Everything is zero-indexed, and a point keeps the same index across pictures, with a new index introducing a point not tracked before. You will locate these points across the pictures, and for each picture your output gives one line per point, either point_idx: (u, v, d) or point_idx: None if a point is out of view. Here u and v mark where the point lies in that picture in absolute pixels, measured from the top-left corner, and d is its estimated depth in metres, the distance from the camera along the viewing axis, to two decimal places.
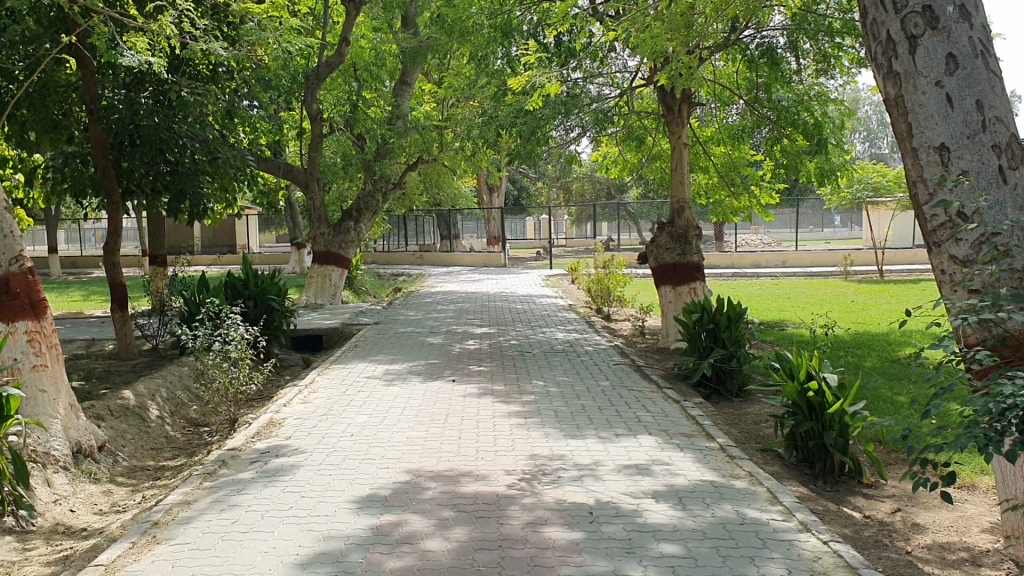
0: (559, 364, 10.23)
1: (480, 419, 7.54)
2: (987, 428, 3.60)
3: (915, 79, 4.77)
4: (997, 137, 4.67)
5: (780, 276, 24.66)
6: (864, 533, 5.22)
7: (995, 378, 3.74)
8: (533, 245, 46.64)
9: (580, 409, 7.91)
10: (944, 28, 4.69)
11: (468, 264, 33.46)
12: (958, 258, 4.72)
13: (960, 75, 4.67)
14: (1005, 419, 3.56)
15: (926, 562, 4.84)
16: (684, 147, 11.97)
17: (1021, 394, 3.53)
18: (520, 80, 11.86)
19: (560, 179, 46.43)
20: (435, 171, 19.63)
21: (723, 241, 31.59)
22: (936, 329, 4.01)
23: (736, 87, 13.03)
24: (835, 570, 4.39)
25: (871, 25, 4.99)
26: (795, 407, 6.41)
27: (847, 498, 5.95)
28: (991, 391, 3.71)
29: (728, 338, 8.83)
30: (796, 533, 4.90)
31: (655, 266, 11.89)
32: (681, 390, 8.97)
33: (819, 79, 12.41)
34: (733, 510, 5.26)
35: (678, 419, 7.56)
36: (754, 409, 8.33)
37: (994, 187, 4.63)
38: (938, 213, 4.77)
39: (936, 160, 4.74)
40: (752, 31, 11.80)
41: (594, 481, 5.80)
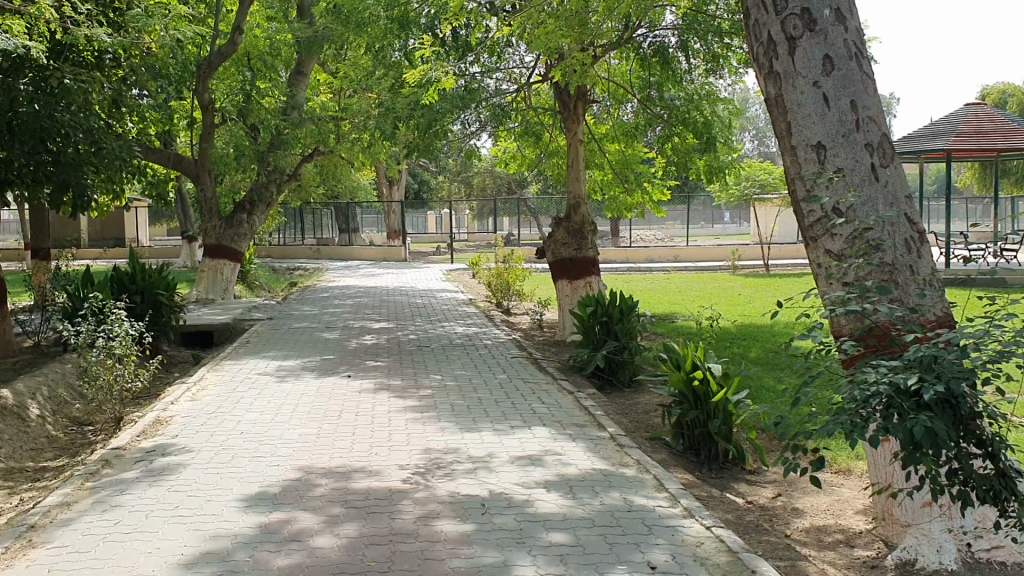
0: (455, 358, 10.21)
1: (374, 415, 7.48)
2: (853, 414, 3.56)
3: (794, 79, 4.97)
4: (870, 136, 4.89)
5: (672, 271, 25.24)
6: (746, 518, 5.40)
7: (861, 367, 3.74)
8: (433, 240, 46.55)
9: (476, 403, 7.91)
10: (821, 30, 4.91)
11: (366, 259, 33.06)
12: (832, 252, 4.94)
13: (836, 76, 4.89)
14: (869, 406, 3.55)
15: (804, 546, 5.07)
16: (580, 143, 12.10)
17: (882, 380, 3.51)
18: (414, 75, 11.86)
19: (460, 172, 46.38)
20: (332, 164, 19.43)
21: (618, 237, 32.12)
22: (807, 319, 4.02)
23: (630, 86, 13.19)
24: (717, 555, 4.52)
25: (753, 26, 5.18)
26: (682, 396, 6.61)
27: (731, 485, 6.16)
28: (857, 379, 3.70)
29: (621, 331, 9.07)
30: (681, 519, 5.03)
31: (552, 261, 12.00)
32: (576, 382, 9.09)
33: (708, 78, 12.61)
34: (621, 498, 5.36)
35: (572, 411, 7.64)
36: (645, 399, 8.51)
37: (866, 185, 4.87)
38: (815, 209, 4.97)
39: (813, 158, 4.96)
40: (645, 30, 12.05)
41: (487, 474, 5.83)
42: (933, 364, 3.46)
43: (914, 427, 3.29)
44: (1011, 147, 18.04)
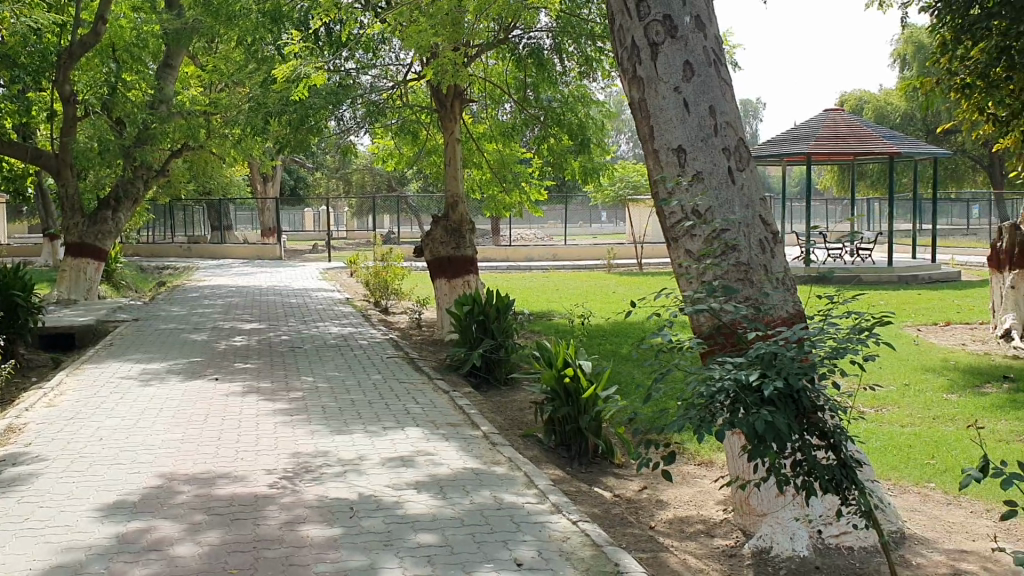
0: (329, 359, 10.06)
1: (242, 419, 7.29)
2: (700, 410, 3.54)
3: (656, 84, 5.12)
4: (727, 140, 5.08)
5: (550, 270, 25.52)
6: (612, 511, 5.52)
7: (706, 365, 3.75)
8: (311, 238, 45.72)
9: (349, 404, 7.81)
10: (681, 37, 5.06)
11: (240, 257, 32.18)
12: (692, 252, 5.11)
13: (695, 81, 5.06)
14: (715, 401, 3.53)
15: (666, 537, 5.25)
16: (457, 142, 12.09)
17: (726, 375, 3.50)
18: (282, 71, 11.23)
19: (339, 169, 45.73)
20: (202, 160, 18.87)
21: (498, 236, 32.28)
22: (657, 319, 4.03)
23: (507, 85, 13.27)
24: (582, 549, 4.60)
25: (618, 31, 5.30)
26: (554, 393, 6.70)
27: (600, 479, 6.29)
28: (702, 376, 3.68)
29: (497, 329, 9.12)
30: (548, 515, 5.09)
31: (431, 260, 11.91)
32: (451, 381, 9.09)
33: (582, 81, 12.82)
34: (491, 496, 5.39)
35: (445, 410, 7.64)
36: (520, 397, 8.59)
37: (723, 188, 5.05)
38: (676, 211, 5.13)
39: (674, 161, 5.11)
40: (520, 32, 12.14)
41: (356, 476, 5.77)
42: (772, 361, 3.50)
43: (758, 421, 3.30)
44: (865, 151, 18.91)
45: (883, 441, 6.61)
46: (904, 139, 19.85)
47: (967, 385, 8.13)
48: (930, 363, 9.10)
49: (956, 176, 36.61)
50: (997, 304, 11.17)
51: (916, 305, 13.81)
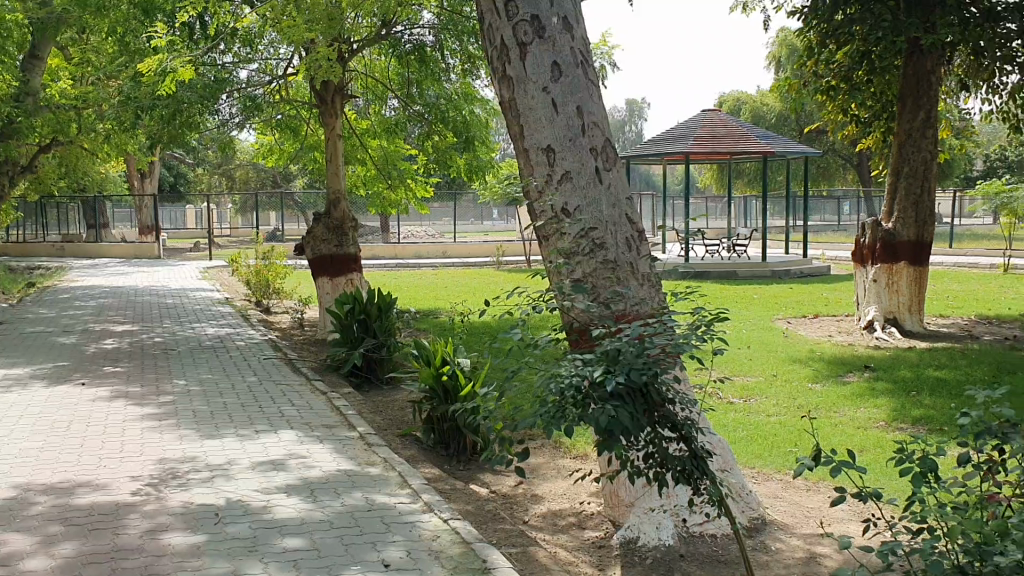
0: (204, 361, 9.79)
1: (108, 425, 7.03)
2: (547, 407, 3.43)
3: (525, 84, 5.15)
4: (594, 141, 5.15)
5: (439, 267, 25.49)
6: (485, 508, 5.54)
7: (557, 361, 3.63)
8: (193, 235, 44.40)
9: (222, 408, 7.62)
10: (549, 38, 5.11)
11: (117, 256, 30.99)
12: (562, 250, 5.15)
13: (563, 82, 5.11)
14: (563, 399, 3.42)
15: (540, 531, 5.30)
16: (338, 138, 11.90)
17: (572, 372, 3.40)
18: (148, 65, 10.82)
19: (221, 165, 44.57)
20: (72, 155, 18.19)
21: (387, 233, 32.02)
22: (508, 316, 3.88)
23: (389, 81, 13.17)
24: (451, 548, 4.61)
25: (487, 30, 5.31)
26: (432, 392, 6.68)
27: (476, 476, 6.31)
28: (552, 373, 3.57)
29: (380, 328, 9.00)
30: (419, 514, 5.08)
31: (312, 259, 11.68)
32: (331, 381, 8.96)
33: (465, 79, 12.83)
34: (363, 497, 5.35)
35: (322, 411, 7.53)
36: (400, 396, 8.54)
37: (591, 188, 5.12)
38: (545, 209, 5.18)
39: (543, 161, 5.16)
40: (403, 28, 12.08)
41: (225, 481, 5.63)
42: (618, 357, 3.40)
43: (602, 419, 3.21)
44: (740, 150, 19.50)
45: (749, 430, 6.83)
46: (777, 139, 20.58)
47: (829, 375, 8.48)
48: (797, 354, 9.45)
49: (827, 175, 38.24)
50: (860, 297, 11.72)
51: (786, 299, 14.35)
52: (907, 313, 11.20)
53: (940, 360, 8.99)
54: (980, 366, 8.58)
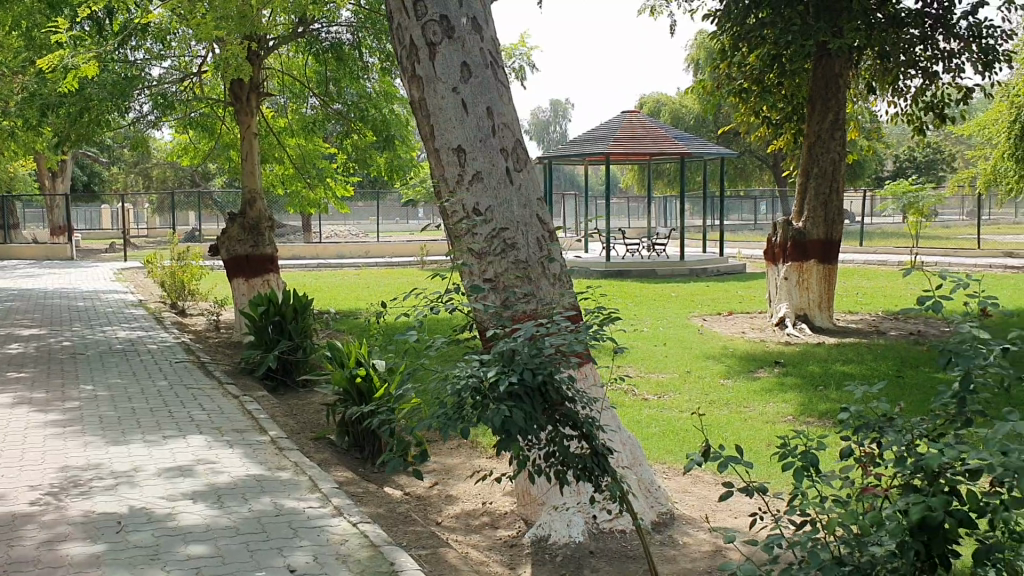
0: (114, 366, 9.55)
1: (7, 433, 6.80)
2: (445, 410, 3.40)
3: (435, 83, 5.13)
4: (504, 141, 5.16)
5: (362, 266, 25.30)
6: (397, 510, 5.51)
7: (456, 360, 3.56)
8: (108, 235, 43.20)
9: (129, 413, 7.43)
10: (458, 38, 5.11)
11: (27, 257, 29.98)
12: (474, 250, 5.14)
13: (473, 82, 5.11)
14: (459, 401, 3.38)
15: (452, 532, 5.29)
16: (254, 137, 11.72)
17: (467, 374, 3.36)
18: (49, 61, 10.50)
19: (136, 163, 43.50)
20: None
21: (309, 232, 31.62)
22: (405, 316, 3.74)
23: (306, 79, 13.01)
24: (359, 551, 4.58)
25: (396, 29, 5.27)
26: (346, 394, 6.62)
27: (390, 478, 6.28)
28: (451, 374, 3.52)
29: (295, 330, 8.92)
30: (328, 518, 5.03)
31: (226, 259, 11.45)
32: (245, 384, 8.82)
33: (385, 78, 12.77)
34: (271, 503, 5.28)
35: (234, 415, 7.41)
36: (316, 399, 8.45)
37: (502, 188, 5.12)
38: (457, 209, 5.17)
39: (454, 161, 5.14)
40: (322, 25, 11.95)
41: (129, 489, 5.50)
42: (512, 357, 3.35)
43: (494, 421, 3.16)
44: (659, 151, 19.78)
45: (661, 426, 6.93)
46: (694, 139, 20.94)
47: (741, 371, 8.67)
48: (711, 351, 9.63)
49: (744, 175, 39.08)
50: (772, 295, 12.02)
51: (703, 296, 14.61)
52: (817, 310, 11.57)
53: (847, 355, 9.26)
54: (884, 361, 8.87)
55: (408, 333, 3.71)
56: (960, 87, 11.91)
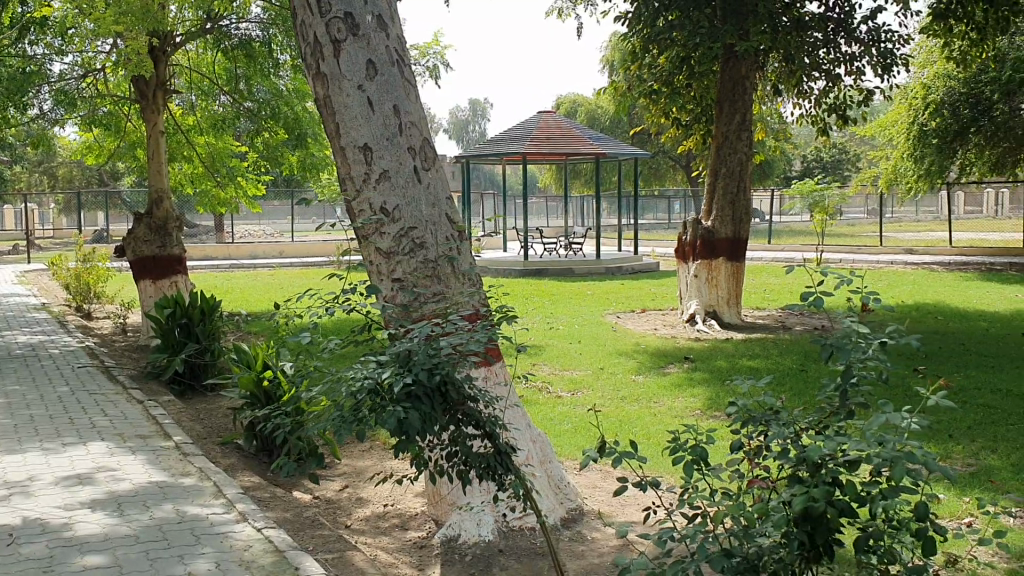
0: (11, 372, 9.19)
1: None
2: (343, 411, 3.36)
3: (339, 81, 5.03)
4: (412, 140, 5.07)
5: (276, 267, 24.89)
6: (305, 514, 5.44)
7: (354, 362, 3.52)
8: (8, 237, 41.61)
9: (26, 421, 7.16)
10: (363, 35, 5.01)
11: None
12: (382, 250, 5.03)
13: (379, 80, 5.02)
14: (357, 403, 3.34)
15: (361, 535, 5.25)
16: (161, 135, 11.43)
17: (364, 375, 3.32)
18: None
19: (39, 163, 42.02)
20: None
21: (223, 233, 30.97)
22: (299, 319, 3.66)
23: (215, 76, 12.75)
24: (263, 556, 4.50)
25: (300, 26, 5.15)
26: (253, 397, 6.52)
27: (299, 482, 6.19)
28: (349, 376, 3.48)
29: (202, 333, 8.73)
30: (232, 524, 4.93)
31: (132, 260, 11.13)
32: (151, 389, 8.59)
33: (297, 76, 12.60)
34: (173, 510, 5.15)
35: (137, 421, 7.20)
36: (224, 403, 8.28)
37: (410, 187, 5.02)
38: (364, 209, 5.05)
39: (360, 159, 5.02)
40: (231, 21, 11.73)
41: (23, 499, 5.30)
42: (408, 359, 3.33)
43: (389, 422, 3.13)
44: (574, 151, 19.96)
45: (573, 423, 6.99)
46: (609, 139, 21.19)
47: (652, 367, 8.80)
48: (623, 348, 9.75)
49: (658, 175, 39.70)
50: (683, 292, 12.25)
51: (618, 294, 14.79)
52: (725, 307, 11.85)
53: (754, 350, 9.48)
54: (789, 355, 9.12)
55: (303, 336, 3.63)
56: (861, 89, 12.31)
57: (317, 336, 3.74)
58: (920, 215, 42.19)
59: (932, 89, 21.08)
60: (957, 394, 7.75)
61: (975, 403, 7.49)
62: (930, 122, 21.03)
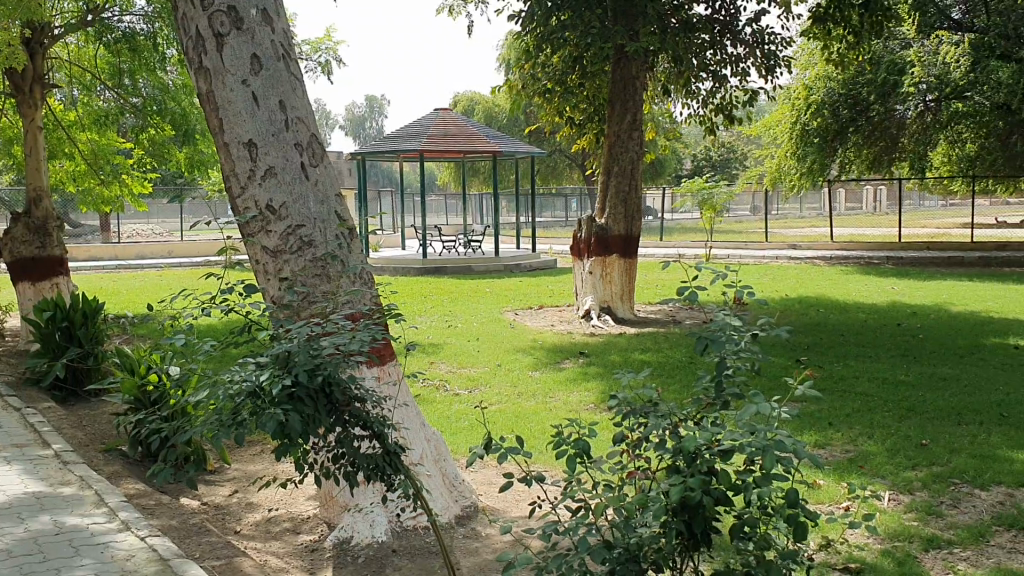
0: None
1: None
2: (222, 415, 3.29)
3: (223, 75, 4.90)
4: (298, 136, 4.98)
5: (165, 268, 24.15)
6: (191, 521, 5.30)
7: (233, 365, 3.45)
8: None
9: None
10: (248, 29, 4.90)
11: None
12: (269, 249, 4.93)
13: (264, 75, 4.92)
14: (237, 406, 3.27)
15: (250, 540, 5.14)
16: (39, 131, 10.95)
17: (243, 378, 3.26)
18: None
19: None
20: None
21: (109, 232, 29.86)
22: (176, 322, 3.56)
23: (97, 70, 12.29)
24: (145, 565, 4.36)
25: (181, 19, 5.01)
26: (137, 402, 6.32)
27: (186, 489, 6.02)
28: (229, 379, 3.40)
29: (84, 336, 8.40)
30: (113, 534, 4.77)
31: (9, 262, 10.63)
32: (29, 396, 8.22)
33: (184, 71, 12.26)
34: (50, 521, 4.94)
35: (13, 430, 6.88)
36: (108, 408, 7.99)
37: (297, 184, 4.93)
38: (250, 206, 4.94)
39: (245, 156, 4.91)
40: (113, 13, 11.33)
41: None
42: (288, 360, 3.28)
43: (268, 424, 3.08)
44: (470, 149, 19.98)
45: (468, 420, 7.00)
46: (505, 137, 21.29)
47: (547, 363, 8.89)
48: (520, 345, 9.82)
49: (555, 173, 40.06)
50: (578, 288, 12.41)
51: (515, 291, 14.89)
52: (619, 302, 12.07)
53: (646, 344, 9.68)
54: (679, 349, 9.34)
55: (178, 339, 3.53)
56: (747, 90, 12.70)
57: (196, 340, 3.65)
58: (804, 212, 43.72)
59: (813, 90, 21.88)
60: (836, 384, 8.07)
61: (852, 390, 7.82)
62: (812, 122, 21.82)
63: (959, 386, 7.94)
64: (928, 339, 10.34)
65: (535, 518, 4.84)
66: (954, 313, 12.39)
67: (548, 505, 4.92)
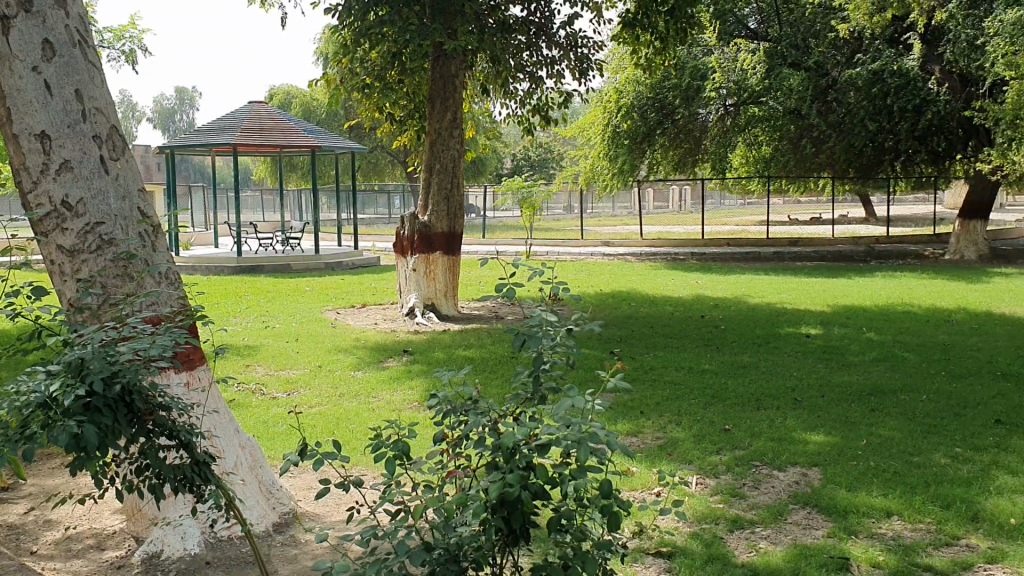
0: None
1: None
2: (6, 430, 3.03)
3: (9, 61, 4.52)
4: (97, 128, 4.68)
5: None
6: None
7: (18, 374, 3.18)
8: None
9: None
10: (38, 12, 4.54)
11: None
12: (64, 248, 4.61)
13: (57, 63, 4.58)
14: (24, 419, 3.03)
15: (48, 560, 4.80)
16: None
17: (31, 389, 3.01)
18: None
19: None
20: None
21: None
22: None
23: None
24: None
25: None
26: None
27: None
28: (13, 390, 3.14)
29: None
30: None
31: None
32: None
33: None
34: None
35: None
36: None
37: (96, 178, 4.64)
38: (43, 202, 4.60)
39: (37, 148, 4.55)
40: None
41: None
42: (83, 368, 3.07)
43: (60, 438, 2.86)
44: (288, 144, 19.47)
45: (287, 424, 6.82)
46: (323, 133, 20.88)
47: (370, 362, 8.79)
48: (342, 344, 9.66)
49: (376, 169, 39.73)
50: (400, 286, 12.35)
51: (335, 290, 14.65)
52: (442, 299, 12.11)
53: (468, 340, 9.75)
54: (500, 344, 9.45)
55: None
56: (561, 91, 13.02)
57: None
58: (616, 210, 45.34)
59: (623, 94, 22.67)
60: (647, 374, 8.41)
61: (661, 380, 8.17)
62: (623, 124, 22.61)
63: (758, 373, 8.46)
64: (730, 329, 10.96)
65: (354, 522, 4.77)
66: (753, 305, 13.20)
67: (368, 508, 4.86)
